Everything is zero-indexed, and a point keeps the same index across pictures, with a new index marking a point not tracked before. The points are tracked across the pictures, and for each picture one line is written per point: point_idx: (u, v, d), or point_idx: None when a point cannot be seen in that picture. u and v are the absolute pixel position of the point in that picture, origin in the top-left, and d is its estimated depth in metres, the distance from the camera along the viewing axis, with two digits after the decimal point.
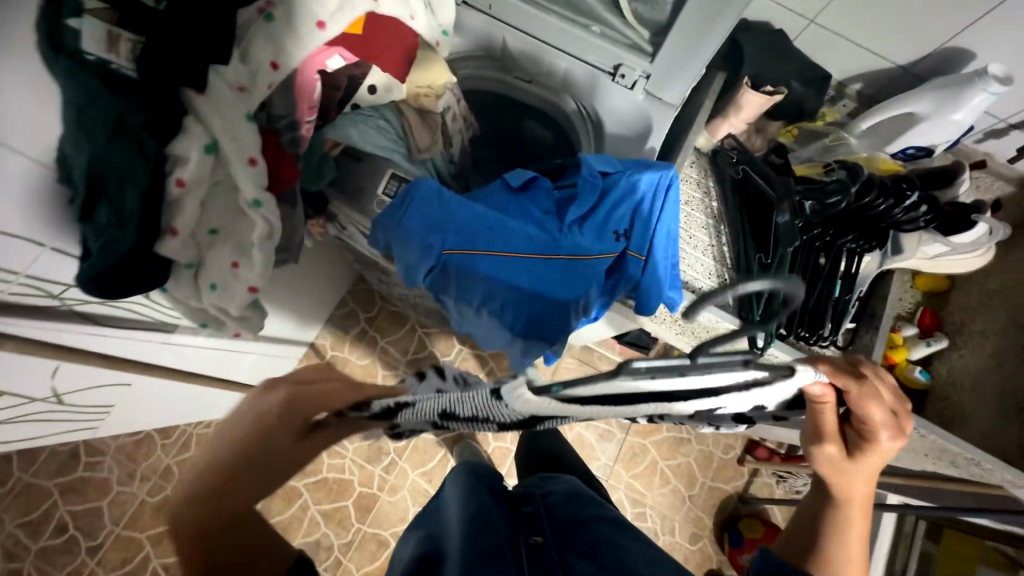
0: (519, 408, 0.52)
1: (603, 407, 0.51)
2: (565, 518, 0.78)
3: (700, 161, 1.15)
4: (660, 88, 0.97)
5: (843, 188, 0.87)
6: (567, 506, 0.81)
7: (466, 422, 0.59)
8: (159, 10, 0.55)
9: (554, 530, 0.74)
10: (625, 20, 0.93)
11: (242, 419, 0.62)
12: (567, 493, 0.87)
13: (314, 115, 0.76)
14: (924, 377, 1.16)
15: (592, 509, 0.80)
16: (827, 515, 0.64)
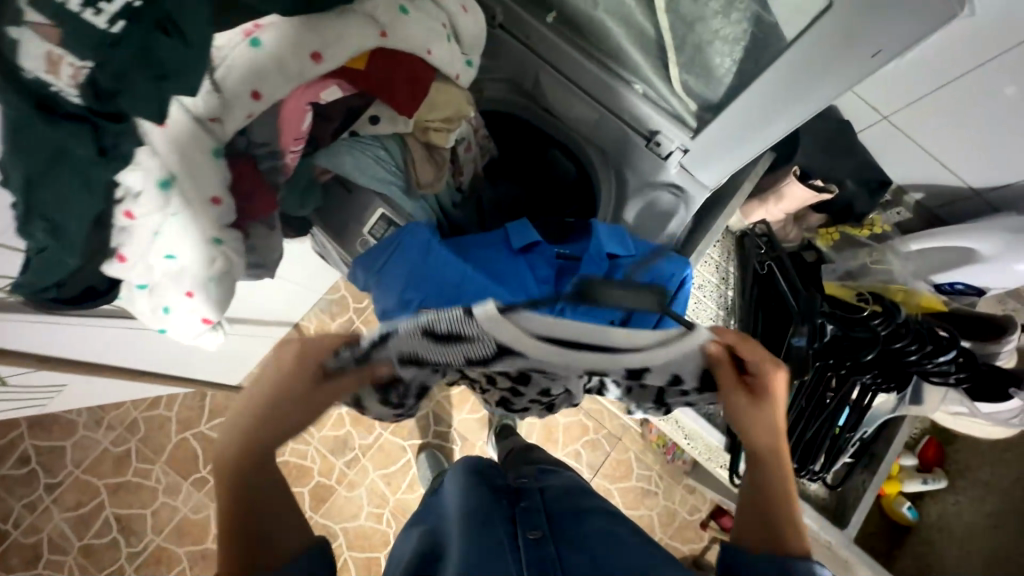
0: (485, 329, 0.51)
1: (557, 353, 0.53)
2: (562, 517, 0.75)
3: (726, 241, 1.07)
4: (696, 166, 0.86)
5: (871, 330, 0.77)
6: (565, 501, 0.80)
7: (444, 343, 0.54)
8: (110, 33, 0.46)
9: (557, 525, 0.72)
10: (671, 88, 0.80)
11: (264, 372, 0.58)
12: (563, 491, 0.84)
13: (302, 145, 0.67)
14: (912, 516, 1.09)
15: (591, 505, 0.78)
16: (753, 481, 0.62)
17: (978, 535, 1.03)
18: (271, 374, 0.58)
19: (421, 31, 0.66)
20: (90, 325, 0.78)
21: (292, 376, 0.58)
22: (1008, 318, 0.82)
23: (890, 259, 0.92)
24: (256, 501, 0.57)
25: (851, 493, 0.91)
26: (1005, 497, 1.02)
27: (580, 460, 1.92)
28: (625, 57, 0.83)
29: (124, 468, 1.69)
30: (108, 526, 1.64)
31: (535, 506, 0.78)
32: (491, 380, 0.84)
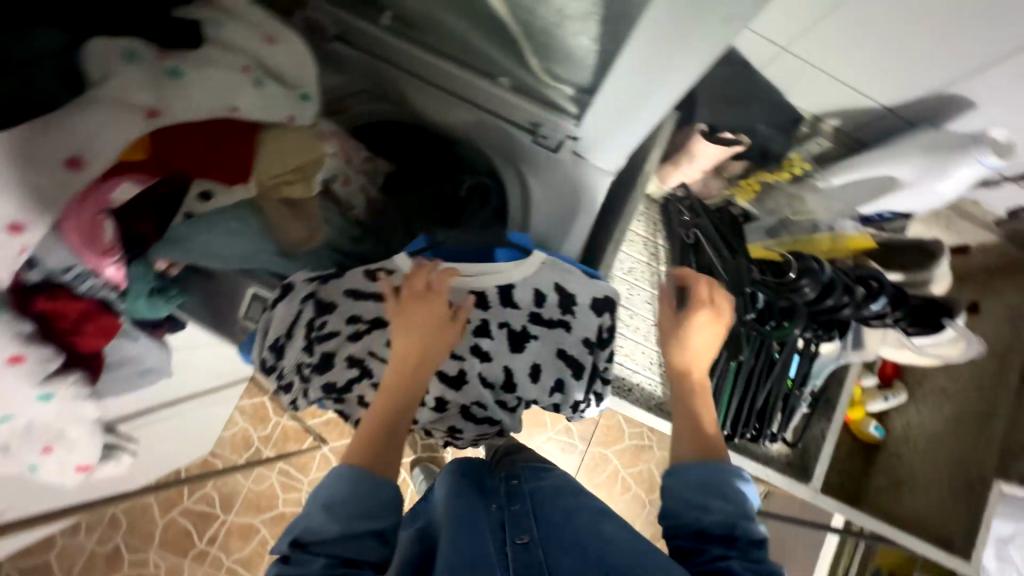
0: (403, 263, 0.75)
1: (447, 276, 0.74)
2: (556, 513, 0.63)
3: (650, 211, 1.01)
4: (590, 150, 0.76)
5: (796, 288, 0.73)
6: (557, 498, 0.66)
7: (371, 295, 0.73)
8: None
9: (548, 520, 0.62)
10: (539, 77, 0.70)
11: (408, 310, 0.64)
12: (556, 485, 0.69)
13: (120, 253, 0.57)
14: (879, 433, 1.11)
15: (580, 502, 0.65)
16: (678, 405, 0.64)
17: (941, 442, 1.03)
18: (416, 307, 0.64)
19: (214, 89, 0.55)
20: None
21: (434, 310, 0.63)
22: (935, 241, 0.80)
23: (812, 205, 0.87)
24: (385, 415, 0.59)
25: (812, 443, 0.90)
26: (960, 400, 1.04)
27: (572, 435, 1.95)
28: (479, 50, 0.71)
29: (117, 563, 1.64)
30: None
31: (526, 509, 0.65)
32: (424, 432, 0.80)
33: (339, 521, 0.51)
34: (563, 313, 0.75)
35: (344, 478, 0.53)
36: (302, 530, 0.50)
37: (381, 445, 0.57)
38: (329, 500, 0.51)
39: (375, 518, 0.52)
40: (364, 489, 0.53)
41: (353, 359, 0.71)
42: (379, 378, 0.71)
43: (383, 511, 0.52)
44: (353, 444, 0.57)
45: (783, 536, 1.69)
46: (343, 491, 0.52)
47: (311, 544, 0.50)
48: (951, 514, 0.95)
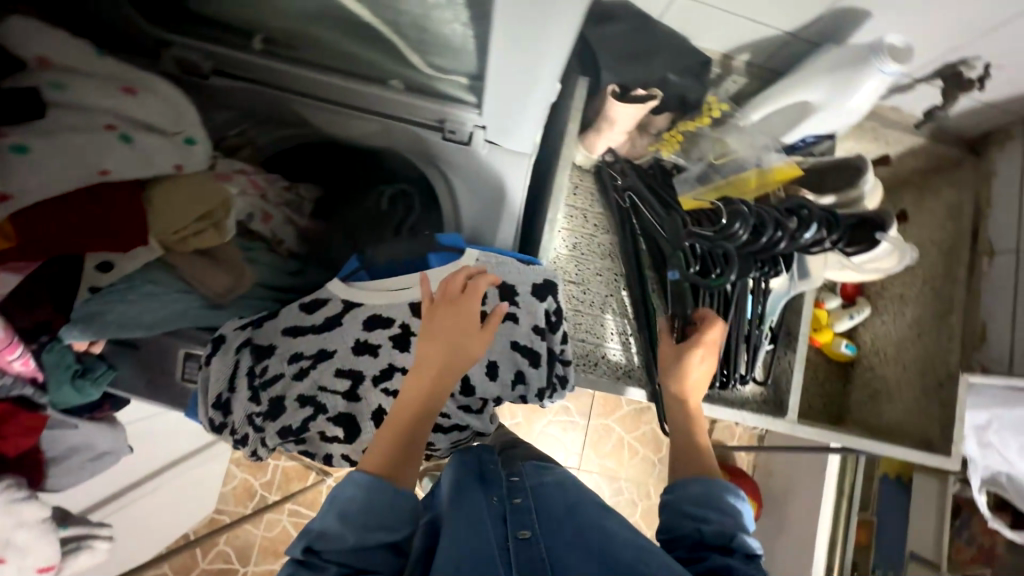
0: (336, 290, 0.73)
1: (381, 295, 0.73)
2: (558, 505, 0.61)
3: (585, 181, 0.99)
4: (501, 136, 0.74)
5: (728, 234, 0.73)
6: (561, 494, 0.63)
7: (310, 330, 0.71)
8: None
9: (549, 516, 0.60)
10: (427, 72, 0.68)
11: (439, 316, 0.61)
12: (557, 480, 0.66)
13: (21, 346, 0.58)
14: (850, 351, 1.12)
15: (582, 497, 0.63)
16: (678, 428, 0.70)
17: (908, 347, 1.05)
18: (447, 311, 0.61)
19: (77, 155, 0.53)
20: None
21: (466, 319, 0.61)
22: (858, 157, 0.81)
23: (733, 145, 0.86)
24: (408, 419, 0.59)
25: (782, 376, 0.91)
26: (919, 304, 1.05)
27: (571, 413, 1.98)
28: (361, 56, 0.68)
29: None
30: None
31: (529, 505, 0.62)
32: None
33: (354, 532, 0.51)
34: (506, 304, 0.73)
35: (359, 488, 0.54)
36: (315, 536, 0.51)
37: (400, 452, 0.57)
38: (344, 509, 0.52)
39: (391, 530, 0.53)
40: (378, 501, 0.53)
41: (303, 399, 0.69)
42: (335, 411, 0.70)
43: (399, 524, 0.53)
44: (374, 447, 0.57)
45: (788, 464, 1.74)
46: (358, 500, 0.53)
47: (323, 550, 0.50)
48: (923, 415, 0.98)
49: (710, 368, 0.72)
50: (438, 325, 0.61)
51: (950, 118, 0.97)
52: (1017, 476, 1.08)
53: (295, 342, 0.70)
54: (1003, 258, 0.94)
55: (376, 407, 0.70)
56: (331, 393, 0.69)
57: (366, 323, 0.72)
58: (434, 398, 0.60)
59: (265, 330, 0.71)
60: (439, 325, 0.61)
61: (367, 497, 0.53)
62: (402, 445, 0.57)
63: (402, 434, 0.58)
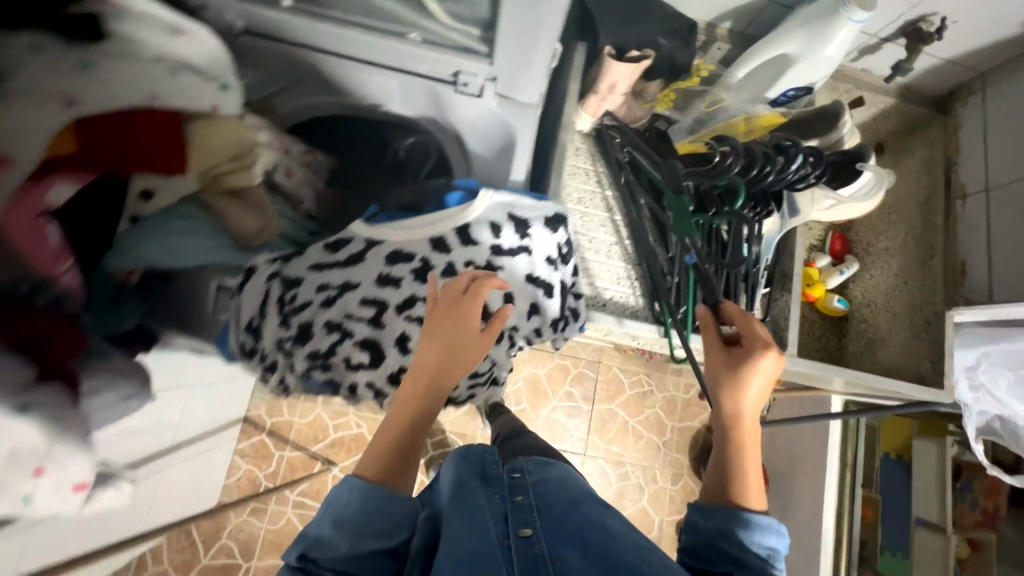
0: (358, 230, 0.77)
1: (401, 233, 0.77)
2: (558, 504, 0.65)
3: (586, 145, 1.05)
4: (511, 88, 0.81)
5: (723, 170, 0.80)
6: (560, 492, 0.67)
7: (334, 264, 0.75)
8: None
9: (548, 514, 0.63)
10: (443, 24, 0.75)
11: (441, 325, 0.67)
12: (560, 479, 0.71)
13: (71, 258, 0.56)
14: (842, 305, 1.16)
15: (585, 496, 0.67)
16: (731, 449, 0.71)
17: (895, 297, 1.11)
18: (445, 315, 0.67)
19: (130, 81, 0.58)
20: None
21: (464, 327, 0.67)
22: (836, 104, 0.88)
23: (724, 97, 0.94)
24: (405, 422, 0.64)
25: (781, 313, 0.95)
26: (903, 255, 1.11)
27: (575, 399, 1.99)
28: (386, 11, 0.75)
29: None
30: None
31: (528, 503, 0.65)
32: None
33: (351, 535, 0.55)
34: (520, 238, 0.79)
35: (357, 488, 0.58)
36: (311, 543, 0.55)
37: (397, 454, 0.62)
38: (339, 516, 0.56)
39: (386, 537, 0.56)
40: (371, 508, 0.57)
41: (333, 325, 0.74)
42: (360, 337, 0.75)
43: (394, 529, 0.56)
44: (373, 450, 0.62)
45: (787, 440, 1.76)
46: (351, 506, 0.57)
47: (321, 558, 0.54)
48: (916, 354, 1.03)
49: (771, 376, 0.72)
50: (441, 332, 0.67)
51: (914, 78, 1.07)
52: (1009, 419, 1.13)
53: (318, 274, 0.74)
54: (975, 199, 1.02)
55: (399, 334, 0.75)
56: (359, 319, 0.75)
57: (388, 257, 0.76)
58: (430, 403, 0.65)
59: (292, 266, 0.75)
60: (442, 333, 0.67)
61: (366, 498, 0.57)
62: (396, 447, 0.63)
63: (398, 435, 0.63)
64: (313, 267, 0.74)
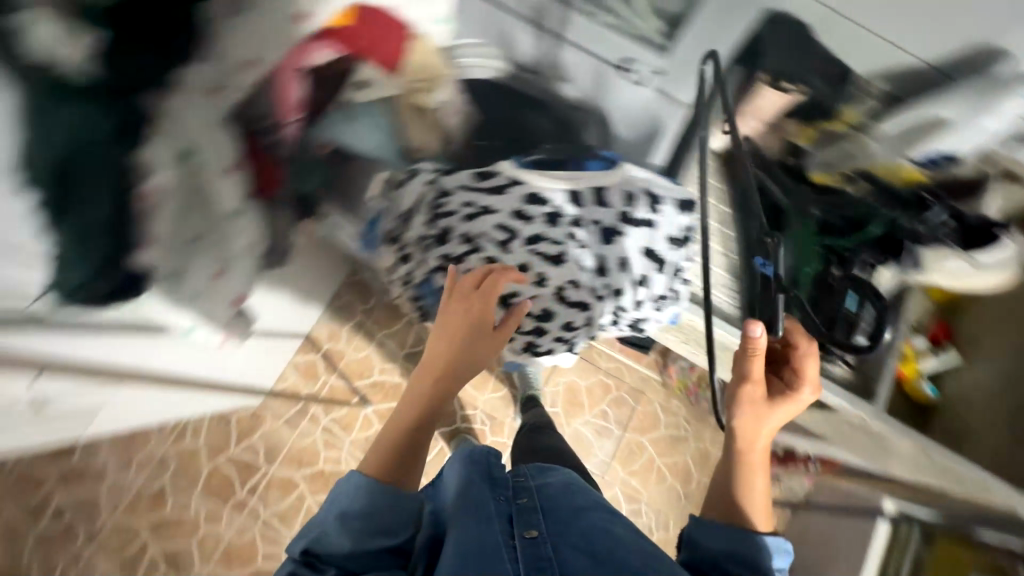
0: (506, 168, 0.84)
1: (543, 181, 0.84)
2: (561, 506, 0.77)
3: (715, 162, 1.12)
4: (674, 86, 0.92)
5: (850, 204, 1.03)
6: (564, 497, 0.79)
7: (483, 189, 0.85)
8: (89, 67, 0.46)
9: (552, 516, 0.75)
10: (638, 11, 0.82)
11: (455, 323, 0.79)
12: (563, 482, 0.83)
13: (297, 115, 0.72)
14: (932, 392, 1.15)
15: (585, 499, 0.79)
16: (734, 468, 0.81)
17: (989, 402, 1.08)
18: (463, 303, 0.79)
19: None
20: (85, 346, 0.80)
21: (482, 325, 0.79)
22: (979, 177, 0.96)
23: (874, 148, 0.95)
24: (412, 415, 0.75)
25: (873, 367, 1.07)
26: (1007, 359, 1.07)
27: (608, 420, 1.97)
28: None
29: (162, 503, 1.68)
30: (155, 564, 1.64)
31: (532, 504, 0.77)
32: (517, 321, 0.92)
33: (350, 536, 0.64)
34: (650, 211, 0.85)
35: (359, 493, 0.67)
36: (314, 540, 0.64)
37: (403, 443, 0.73)
38: (344, 511, 0.66)
39: (387, 536, 0.65)
40: (377, 506, 0.67)
41: (467, 237, 0.85)
42: (488, 253, 0.85)
43: (394, 531, 0.66)
44: (381, 441, 0.74)
45: (818, 531, 1.64)
46: (355, 506, 0.67)
47: (322, 554, 0.64)
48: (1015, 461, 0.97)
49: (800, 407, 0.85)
50: (453, 333, 0.78)
51: None
52: None
53: (467, 192, 0.84)
54: None
55: (521, 264, 0.85)
56: (490, 241, 0.84)
57: (527, 198, 0.84)
58: (438, 398, 0.76)
59: (449, 180, 0.85)
60: (452, 335, 0.79)
61: (374, 498, 0.67)
62: (405, 439, 0.74)
63: (405, 426, 0.75)
64: (463, 185, 0.84)
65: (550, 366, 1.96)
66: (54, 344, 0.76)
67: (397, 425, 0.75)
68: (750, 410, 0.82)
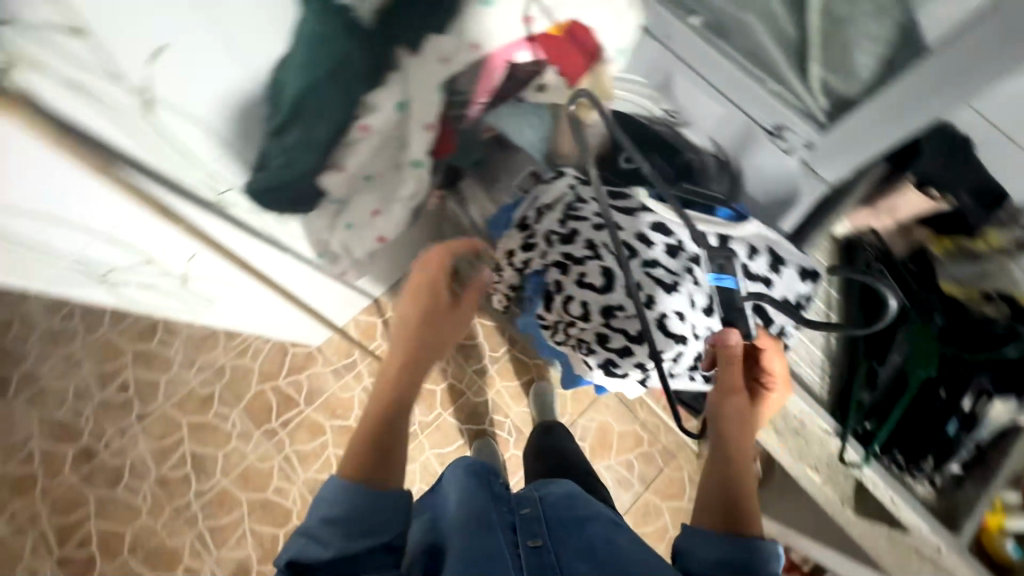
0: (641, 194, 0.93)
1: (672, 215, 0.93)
2: (564, 517, 0.77)
3: (832, 247, 1.14)
4: (819, 162, 0.91)
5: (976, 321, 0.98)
6: (564, 508, 0.79)
7: (613, 206, 0.91)
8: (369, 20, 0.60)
9: (556, 528, 0.76)
10: (807, 85, 0.87)
11: (409, 311, 0.94)
12: (566, 492, 0.83)
13: (485, 98, 0.80)
14: (1017, 554, 1.03)
15: (589, 510, 0.79)
16: (724, 463, 0.84)
17: None
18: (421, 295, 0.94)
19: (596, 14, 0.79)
20: (238, 245, 0.89)
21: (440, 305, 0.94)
22: None
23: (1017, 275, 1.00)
24: (387, 401, 0.85)
25: (962, 501, 1.00)
26: None
27: (632, 473, 1.89)
28: (772, 58, 0.88)
29: (207, 408, 1.79)
30: (183, 461, 1.74)
31: (536, 514, 0.78)
32: (607, 337, 0.92)
33: (339, 538, 0.68)
34: (769, 270, 0.90)
35: (343, 493, 0.72)
36: (299, 553, 0.67)
37: (382, 428, 0.82)
38: (329, 513, 0.71)
39: (374, 534, 0.69)
40: (367, 504, 0.72)
41: (591, 244, 0.89)
42: (606, 264, 0.88)
43: (378, 529, 0.70)
44: (360, 437, 0.81)
45: None
46: (342, 504, 0.71)
47: (307, 560, 0.67)
48: None
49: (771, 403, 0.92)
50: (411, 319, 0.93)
51: None
52: None
53: (596, 205, 0.91)
54: None
55: (633, 281, 0.89)
56: (608, 254, 0.89)
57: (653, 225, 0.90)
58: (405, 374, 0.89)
59: (585, 189, 0.92)
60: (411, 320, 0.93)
61: (360, 500, 0.72)
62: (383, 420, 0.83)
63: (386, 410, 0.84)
64: (596, 198, 0.91)
65: (589, 400, 1.94)
66: (223, 235, 0.85)
67: (374, 414, 0.84)
68: (732, 409, 0.88)
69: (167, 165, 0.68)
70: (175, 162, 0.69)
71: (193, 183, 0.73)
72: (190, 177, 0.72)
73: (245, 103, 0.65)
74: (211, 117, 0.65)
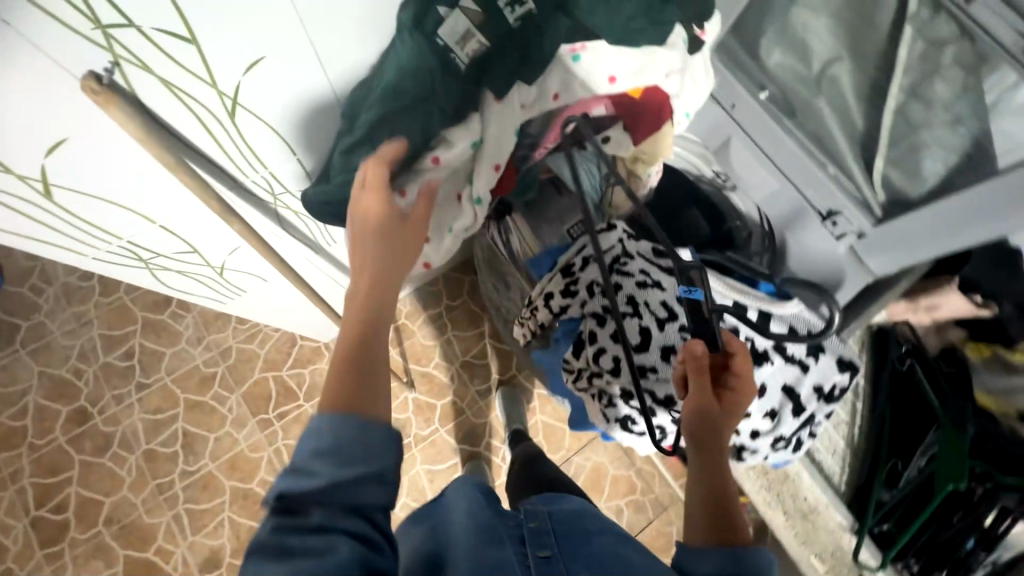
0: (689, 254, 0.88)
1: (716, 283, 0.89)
2: (573, 530, 0.71)
3: (866, 335, 1.23)
4: (866, 253, 0.91)
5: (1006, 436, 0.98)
6: (573, 522, 0.72)
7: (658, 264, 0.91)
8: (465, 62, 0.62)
9: (567, 540, 0.68)
10: (869, 178, 0.86)
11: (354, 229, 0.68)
12: (573, 508, 0.77)
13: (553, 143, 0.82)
14: None
15: (597, 524, 0.72)
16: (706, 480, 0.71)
17: None
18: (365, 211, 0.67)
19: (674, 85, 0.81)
20: (279, 244, 0.89)
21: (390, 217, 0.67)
22: None
23: None
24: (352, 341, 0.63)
25: None
26: None
27: (620, 519, 1.85)
28: (835, 144, 0.89)
29: (207, 388, 1.77)
30: (174, 438, 1.72)
31: (546, 527, 0.71)
32: (630, 395, 0.92)
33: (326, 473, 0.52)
34: (807, 355, 0.89)
35: (326, 433, 0.54)
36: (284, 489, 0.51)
37: (350, 378, 0.60)
38: (319, 448, 0.53)
39: (364, 463, 0.54)
40: (349, 440, 0.54)
41: (632, 301, 0.89)
42: (644, 325, 0.89)
43: (362, 459, 0.54)
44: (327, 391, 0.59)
45: None
46: (329, 438, 0.54)
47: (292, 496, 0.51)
48: None
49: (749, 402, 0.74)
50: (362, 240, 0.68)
51: None
52: None
53: (641, 259, 0.91)
54: None
55: (668, 345, 0.88)
56: (646, 312, 0.89)
57: None
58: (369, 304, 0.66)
59: (631, 244, 0.93)
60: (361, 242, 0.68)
61: (346, 437, 0.54)
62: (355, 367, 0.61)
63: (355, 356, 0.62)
64: (644, 253, 0.91)
65: (588, 438, 1.91)
66: (270, 232, 0.85)
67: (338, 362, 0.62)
68: (710, 422, 0.71)
69: (237, 165, 0.69)
70: (246, 164, 0.69)
71: (254, 185, 0.73)
72: (254, 180, 0.72)
73: (322, 113, 0.66)
74: (287, 126, 0.66)
